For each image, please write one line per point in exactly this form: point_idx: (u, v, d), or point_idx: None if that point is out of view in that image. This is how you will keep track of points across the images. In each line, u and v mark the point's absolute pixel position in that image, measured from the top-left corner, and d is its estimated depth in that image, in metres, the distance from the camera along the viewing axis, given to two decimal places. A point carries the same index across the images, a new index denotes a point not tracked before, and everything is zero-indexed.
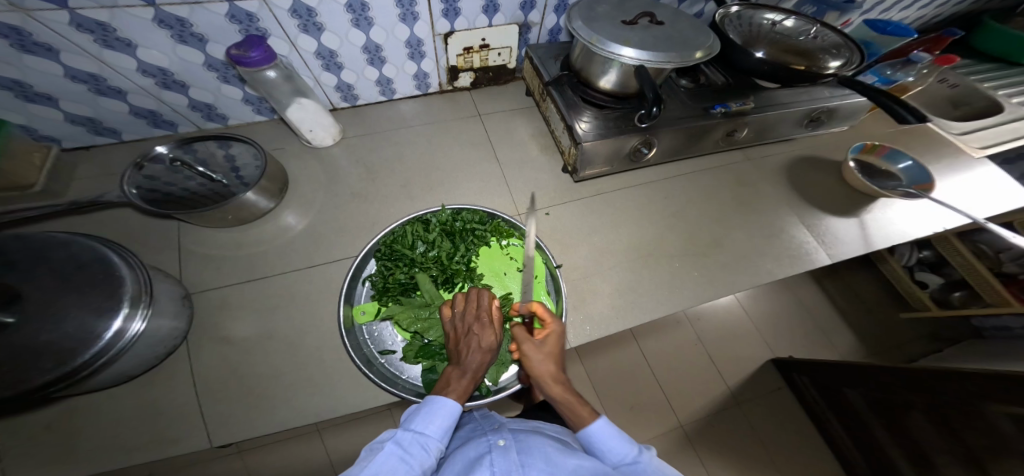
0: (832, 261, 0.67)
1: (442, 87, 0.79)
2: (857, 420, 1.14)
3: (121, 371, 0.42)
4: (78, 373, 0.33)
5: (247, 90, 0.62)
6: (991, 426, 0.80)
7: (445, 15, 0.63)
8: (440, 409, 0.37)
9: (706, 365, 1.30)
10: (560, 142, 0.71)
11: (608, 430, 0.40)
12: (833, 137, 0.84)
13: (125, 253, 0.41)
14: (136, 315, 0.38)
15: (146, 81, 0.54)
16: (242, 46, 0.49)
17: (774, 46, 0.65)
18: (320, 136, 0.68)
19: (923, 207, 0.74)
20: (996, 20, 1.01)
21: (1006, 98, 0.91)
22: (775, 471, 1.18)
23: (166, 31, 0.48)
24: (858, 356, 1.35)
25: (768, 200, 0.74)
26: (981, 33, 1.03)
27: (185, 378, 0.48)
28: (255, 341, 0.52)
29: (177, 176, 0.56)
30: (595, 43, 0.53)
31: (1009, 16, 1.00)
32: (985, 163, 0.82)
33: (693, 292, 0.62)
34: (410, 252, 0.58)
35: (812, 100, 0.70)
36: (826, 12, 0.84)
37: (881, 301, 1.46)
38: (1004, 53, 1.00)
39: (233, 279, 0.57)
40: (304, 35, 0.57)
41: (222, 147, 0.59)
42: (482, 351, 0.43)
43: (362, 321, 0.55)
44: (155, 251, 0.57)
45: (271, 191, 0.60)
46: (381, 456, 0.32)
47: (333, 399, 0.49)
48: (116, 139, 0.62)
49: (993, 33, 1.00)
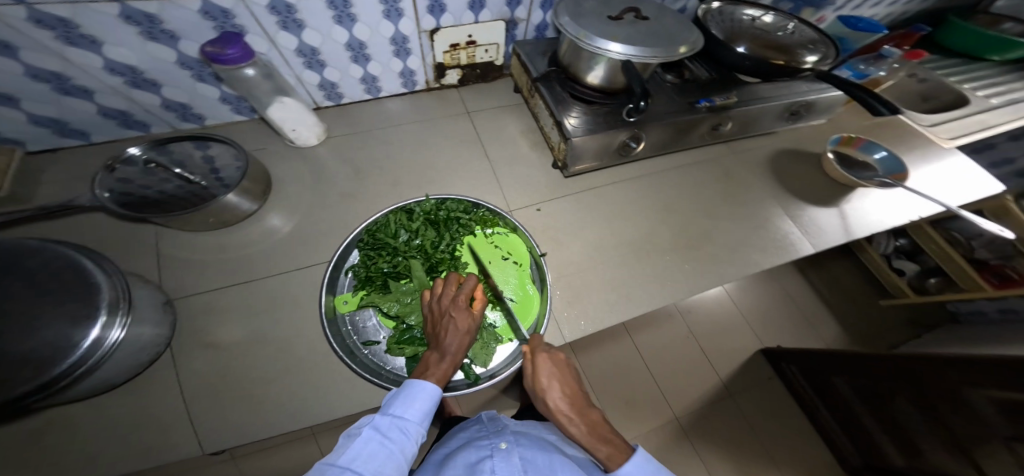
0: (816, 250, 0.69)
1: (429, 84, 0.78)
2: (844, 407, 1.17)
3: (97, 384, 0.40)
4: (57, 384, 0.32)
5: (224, 89, 0.60)
6: (970, 408, 0.83)
7: (431, 11, 0.62)
8: (418, 394, 0.42)
9: (697, 357, 1.32)
10: (550, 138, 0.71)
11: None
12: (813, 130, 0.86)
13: (102, 259, 0.39)
14: (115, 323, 0.36)
15: (114, 80, 0.52)
16: (217, 43, 0.47)
17: (755, 40, 0.66)
18: (304, 136, 0.66)
19: (899, 196, 0.76)
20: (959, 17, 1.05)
21: (972, 92, 0.95)
22: (766, 458, 1.21)
23: (134, 27, 0.46)
24: (842, 343, 1.39)
25: (753, 192, 0.75)
26: (946, 28, 1.07)
27: (167, 388, 0.46)
28: (241, 346, 0.50)
29: (152, 179, 0.53)
30: (582, 39, 0.53)
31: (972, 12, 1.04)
32: (954, 153, 0.85)
33: (681, 284, 0.62)
34: (394, 241, 0.58)
35: (791, 94, 0.72)
36: (802, 8, 0.87)
37: (862, 289, 1.50)
38: (963, 49, 1.05)
39: (217, 283, 0.55)
40: (284, 32, 0.55)
41: (200, 147, 0.57)
42: (459, 334, 0.47)
43: (344, 311, 0.55)
44: (130, 257, 0.54)
45: (254, 193, 0.58)
46: (360, 441, 0.37)
47: (325, 402, 0.48)
48: (85, 140, 0.60)
49: (954, 27, 1.05)
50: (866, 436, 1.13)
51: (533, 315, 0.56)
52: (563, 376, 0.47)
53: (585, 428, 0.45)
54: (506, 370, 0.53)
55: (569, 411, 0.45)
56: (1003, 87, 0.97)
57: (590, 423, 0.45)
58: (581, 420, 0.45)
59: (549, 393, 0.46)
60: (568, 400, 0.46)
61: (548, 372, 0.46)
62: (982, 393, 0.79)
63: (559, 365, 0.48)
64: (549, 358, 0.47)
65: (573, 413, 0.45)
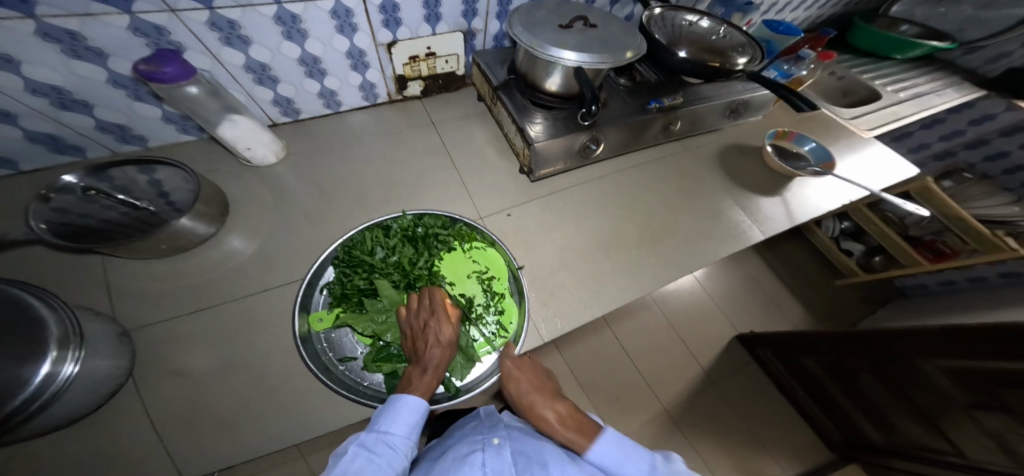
0: (765, 237, 0.74)
1: (392, 97, 0.78)
2: (815, 384, 1.24)
3: (48, 422, 0.37)
4: (12, 421, 0.31)
5: (166, 108, 0.58)
6: (925, 378, 0.91)
7: (386, 25, 0.63)
8: (401, 408, 0.42)
9: (676, 345, 1.37)
10: (514, 145, 0.73)
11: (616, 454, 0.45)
12: (755, 125, 0.93)
13: (47, 296, 0.38)
14: (67, 356, 0.36)
15: (39, 102, 0.48)
16: (152, 61, 0.45)
17: (694, 45, 0.71)
18: (260, 154, 0.64)
19: (833, 183, 0.83)
20: (865, 21, 1.15)
21: (882, 87, 1.05)
22: (746, 436, 1.27)
23: (55, 45, 0.44)
24: (804, 321, 1.50)
25: (707, 186, 0.80)
26: (854, 32, 1.18)
27: (121, 425, 0.43)
28: (209, 372, 0.48)
29: (92, 206, 0.50)
30: (536, 48, 0.56)
31: (875, 16, 1.17)
32: (873, 142, 0.94)
33: (651, 278, 0.65)
34: (370, 258, 0.57)
35: (730, 94, 0.77)
36: (732, 14, 0.92)
37: (818, 270, 1.62)
38: (874, 49, 1.16)
39: (178, 310, 0.52)
40: (228, 48, 0.54)
41: (145, 172, 0.55)
42: (440, 345, 0.49)
43: (320, 329, 0.54)
44: (72, 290, 0.51)
45: (210, 216, 0.56)
46: (348, 458, 0.39)
47: (299, 423, 0.46)
48: (14, 169, 0.56)
49: (862, 32, 1.15)
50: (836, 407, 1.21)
51: (512, 330, 0.57)
52: (526, 374, 0.53)
53: (555, 419, 0.51)
54: (484, 382, 0.54)
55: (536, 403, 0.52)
56: (908, 82, 1.09)
57: (560, 415, 0.52)
58: (551, 413, 0.52)
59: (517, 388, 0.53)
60: (535, 394, 0.53)
61: (511, 373, 0.52)
62: (931, 361, 0.88)
63: (522, 366, 0.54)
64: (513, 361, 0.53)
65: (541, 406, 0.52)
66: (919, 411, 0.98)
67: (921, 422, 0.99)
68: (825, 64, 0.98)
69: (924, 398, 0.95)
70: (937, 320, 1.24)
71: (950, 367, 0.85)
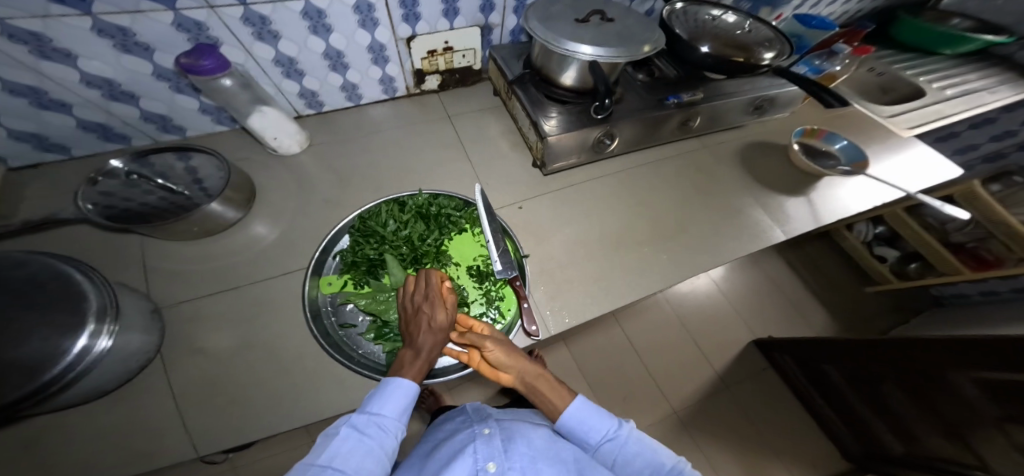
0: (786, 238, 0.72)
1: (409, 91, 0.80)
2: (836, 393, 1.19)
3: (82, 393, 0.41)
4: (44, 393, 0.33)
5: (203, 99, 0.62)
6: (958, 393, 0.86)
7: (406, 20, 0.64)
8: (394, 391, 0.44)
9: (689, 348, 1.35)
10: (528, 138, 0.73)
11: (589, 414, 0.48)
12: (781, 123, 0.90)
13: (88, 269, 0.41)
14: (101, 332, 0.39)
15: (92, 93, 0.53)
16: (191, 55, 0.48)
17: (717, 39, 0.69)
18: (286, 144, 0.67)
19: (864, 183, 0.79)
20: (909, 16, 1.08)
21: (927, 84, 0.99)
22: (760, 444, 1.23)
23: (108, 40, 0.47)
24: (828, 329, 1.43)
25: (726, 184, 0.78)
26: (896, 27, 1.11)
27: (155, 394, 0.47)
28: (232, 351, 0.51)
29: (133, 191, 0.54)
30: (551, 41, 0.56)
31: (924, 8, 1.10)
32: (914, 142, 0.88)
33: (663, 275, 0.65)
34: (382, 229, 0.61)
35: (755, 89, 0.75)
36: (760, 8, 0.91)
37: (846, 277, 1.54)
38: (918, 44, 1.09)
39: (206, 290, 0.56)
40: (260, 43, 0.56)
41: (182, 159, 0.58)
42: (433, 331, 0.49)
43: (327, 291, 0.58)
44: (115, 267, 0.55)
45: (237, 202, 0.59)
46: (338, 440, 0.40)
47: (310, 401, 0.49)
48: (66, 155, 0.60)
49: (905, 26, 1.08)
50: (857, 419, 1.16)
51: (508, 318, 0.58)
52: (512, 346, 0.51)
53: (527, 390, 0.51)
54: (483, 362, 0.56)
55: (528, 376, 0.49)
56: (956, 79, 1.02)
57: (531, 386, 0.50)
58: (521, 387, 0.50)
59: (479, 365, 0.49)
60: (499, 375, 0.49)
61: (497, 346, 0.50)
62: (967, 375, 0.82)
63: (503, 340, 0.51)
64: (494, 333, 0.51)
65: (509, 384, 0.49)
66: (948, 427, 0.93)
67: (948, 438, 0.94)
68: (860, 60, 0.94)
69: (953, 413, 0.89)
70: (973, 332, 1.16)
71: (987, 379, 0.79)
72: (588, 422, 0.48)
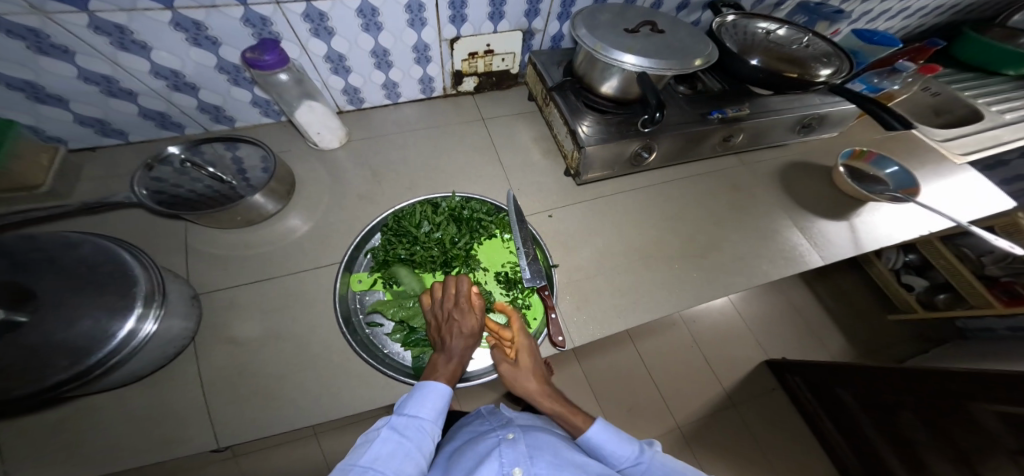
0: (823, 262, 0.70)
1: (447, 91, 0.80)
2: (849, 418, 1.15)
3: (123, 376, 0.41)
4: (95, 370, 0.35)
5: (256, 92, 0.63)
6: (974, 421, 0.84)
7: (452, 21, 0.64)
8: (428, 393, 0.44)
9: (702, 365, 1.32)
10: (563, 146, 0.73)
11: (605, 435, 0.47)
12: (823, 143, 0.87)
13: (140, 253, 0.42)
14: (148, 315, 0.40)
15: (158, 83, 0.54)
16: (256, 49, 0.49)
17: (768, 54, 0.68)
18: (327, 139, 0.68)
19: (910, 210, 0.76)
20: (976, 32, 1.05)
21: (986, 107, 0.95)
22: (771, 468, 1.20)
23: (181, 34, 0.49)
24: (847, 356, 1.39)
25: (762, 203, 0.76)
26: (960, 42, 1.08)
27: (193, 379, 0.48)
28: (266, 341, 0.52)
29: (184, 177, 0.55)
30: (599, 50, 0.55)
31: (990, 25, 1.06)
32: (966, 169, 0.85)
33: (693, 292, 0.63)
34: (416, 230, 0.61)
35: (803, 107, 0.73)
36: (817, 22, 0.86)
37: (871, 303, 1.49)
38: (981, 63, 1.05)
39: (243, 279, 0.57)
40: (315, 39, 0.57)
41: (230, 149, 0.60)
42: (464, 336, 0.49)
43: (357, 289, 0.58)
44: (159, 251, 0.56)
45: (278, 193, 0.60)
46: (378, 442, 0.39)
47: (342, 397, 0.49)
48: (122, 140, 0.62)
49: (971, 43, 1.05)
50: (869, 448, 1.12)
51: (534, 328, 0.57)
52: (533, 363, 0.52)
53: (553, 404, 0.53)
54: None
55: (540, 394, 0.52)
56: (1018, 102, 0.97)
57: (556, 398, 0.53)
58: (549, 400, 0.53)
59: (518, 378, 0.51)
60: (534, 385, 0.52)
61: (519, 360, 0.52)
62: (989, 408, 0.79)
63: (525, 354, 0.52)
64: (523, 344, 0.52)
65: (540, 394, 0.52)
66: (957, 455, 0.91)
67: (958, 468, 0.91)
68: (924, 77, 0.88)
69: (965, 441, 0.87)
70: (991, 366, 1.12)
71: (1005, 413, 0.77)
72: (605, 445, 0.47)
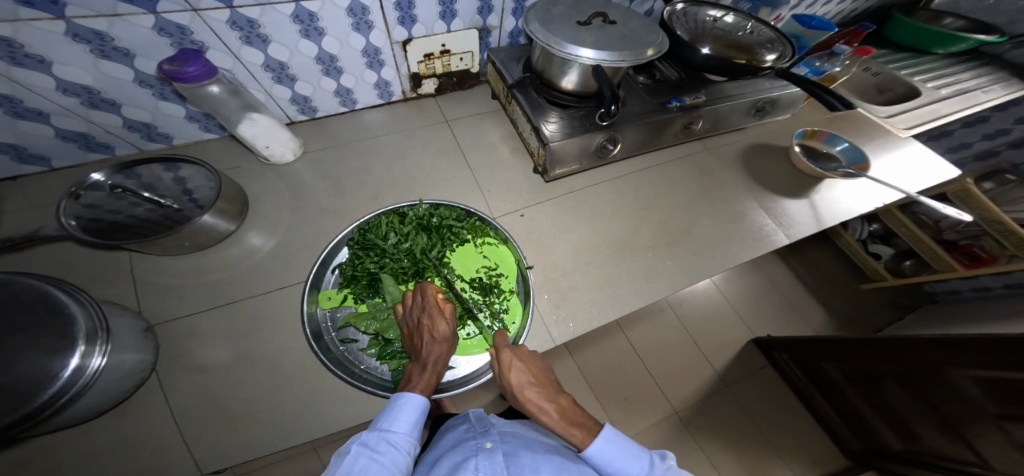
0: (790, 240, 0.71)
1: (406, 95, 0.78)
2: (835, 390, 1.19)
3: (76, 416, 0.39)
4: (43, 413, 0.32)
5: (189, 107, 0.60)
6: (954, 388, 0.87)
7: (402, 22, 0.62)
8: (403, 405, 0.43)
9: (690, 348, 1.34)
10: (529, 144, 0.72)
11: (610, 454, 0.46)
12: (779, 124, 0.89)
13: (76, 290, 0.39)
14: (95, 351, 0.36)
15: (69, 101, 0.50)
16: (175, 61, 0.46)
17: (718, 41, 0.68)
18: (278, 152, 0.65)
19: (866, 185, 0.79)
20: (904, 13, 1.09)
21: (922, 84, 0.99)
22: (763, 443, 1.23)
23: (83, 45, 0.45)
24: (826, 328, 1.44)
25: (729, 187, 0.77)
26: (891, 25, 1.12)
27: (148, 415, 0.45)
28: (227, 368, 0.49)
29: (120, 203, 0.52)
30: (553, 45, 0.54)
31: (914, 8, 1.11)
32: (910, 142, 0.89)
33: (668, 281, 0.64)
34: (383, 242, 0.59)
35: (756, 92, 0.74)
36: (760, 8, 0.92)
37: (844, 274, 1.55)
38: (914, 42, 1.09)
39: (201, 305, 0.54)
40: (248, 47, 0.54)
41: (170, 170, 0.57)
42: (438, 342, 0.48)
43: (327, 306, 0.56)
44: (104, 284, 0.53)
45: (231, 213, 0.57)
46: (350, 458, 0.39)
47: (317, 418, 0.47)
48: (47, 166, 0.58)
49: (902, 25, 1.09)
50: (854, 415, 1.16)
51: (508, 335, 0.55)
52: (528, 367, 0.49)
53: (556, 414, 0.48)
54: None
55: (536, 401, 0.48)
56: (950, 78, 1.02)
57: (561, 408, 0.49)
58: (552, 407, 0.48)
59: (517, 384, 0.47)
60: (535, 390, 0.47)
61: (512, 365, 0.48)
62: (967, 373, 0.83)
63: (522, 357, 0.50)
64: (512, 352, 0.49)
65: (542, 401, 0.48)
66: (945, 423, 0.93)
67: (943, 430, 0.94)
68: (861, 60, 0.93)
69: (949, 408, 0.90)
70: (966, 327, 1.17)
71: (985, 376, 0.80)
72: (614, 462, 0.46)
